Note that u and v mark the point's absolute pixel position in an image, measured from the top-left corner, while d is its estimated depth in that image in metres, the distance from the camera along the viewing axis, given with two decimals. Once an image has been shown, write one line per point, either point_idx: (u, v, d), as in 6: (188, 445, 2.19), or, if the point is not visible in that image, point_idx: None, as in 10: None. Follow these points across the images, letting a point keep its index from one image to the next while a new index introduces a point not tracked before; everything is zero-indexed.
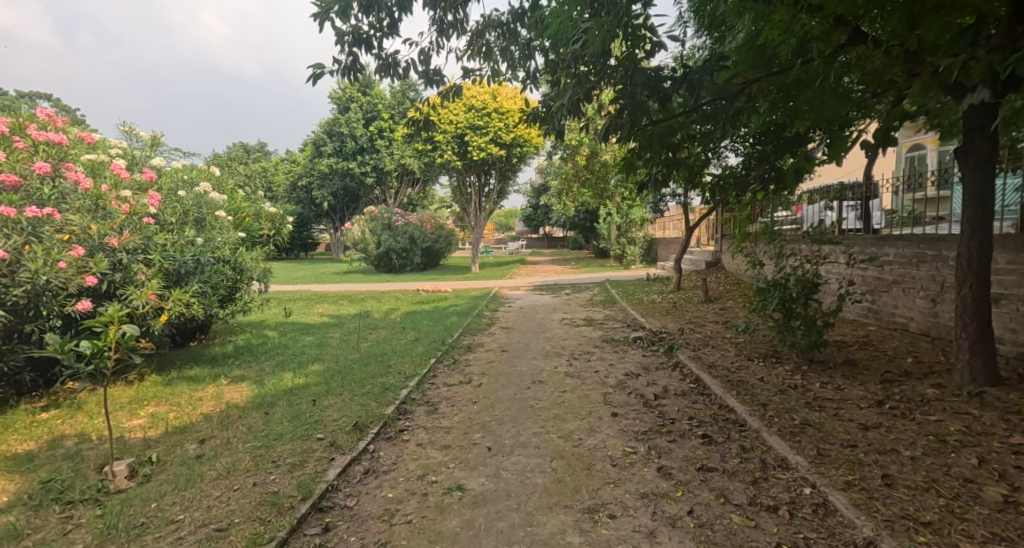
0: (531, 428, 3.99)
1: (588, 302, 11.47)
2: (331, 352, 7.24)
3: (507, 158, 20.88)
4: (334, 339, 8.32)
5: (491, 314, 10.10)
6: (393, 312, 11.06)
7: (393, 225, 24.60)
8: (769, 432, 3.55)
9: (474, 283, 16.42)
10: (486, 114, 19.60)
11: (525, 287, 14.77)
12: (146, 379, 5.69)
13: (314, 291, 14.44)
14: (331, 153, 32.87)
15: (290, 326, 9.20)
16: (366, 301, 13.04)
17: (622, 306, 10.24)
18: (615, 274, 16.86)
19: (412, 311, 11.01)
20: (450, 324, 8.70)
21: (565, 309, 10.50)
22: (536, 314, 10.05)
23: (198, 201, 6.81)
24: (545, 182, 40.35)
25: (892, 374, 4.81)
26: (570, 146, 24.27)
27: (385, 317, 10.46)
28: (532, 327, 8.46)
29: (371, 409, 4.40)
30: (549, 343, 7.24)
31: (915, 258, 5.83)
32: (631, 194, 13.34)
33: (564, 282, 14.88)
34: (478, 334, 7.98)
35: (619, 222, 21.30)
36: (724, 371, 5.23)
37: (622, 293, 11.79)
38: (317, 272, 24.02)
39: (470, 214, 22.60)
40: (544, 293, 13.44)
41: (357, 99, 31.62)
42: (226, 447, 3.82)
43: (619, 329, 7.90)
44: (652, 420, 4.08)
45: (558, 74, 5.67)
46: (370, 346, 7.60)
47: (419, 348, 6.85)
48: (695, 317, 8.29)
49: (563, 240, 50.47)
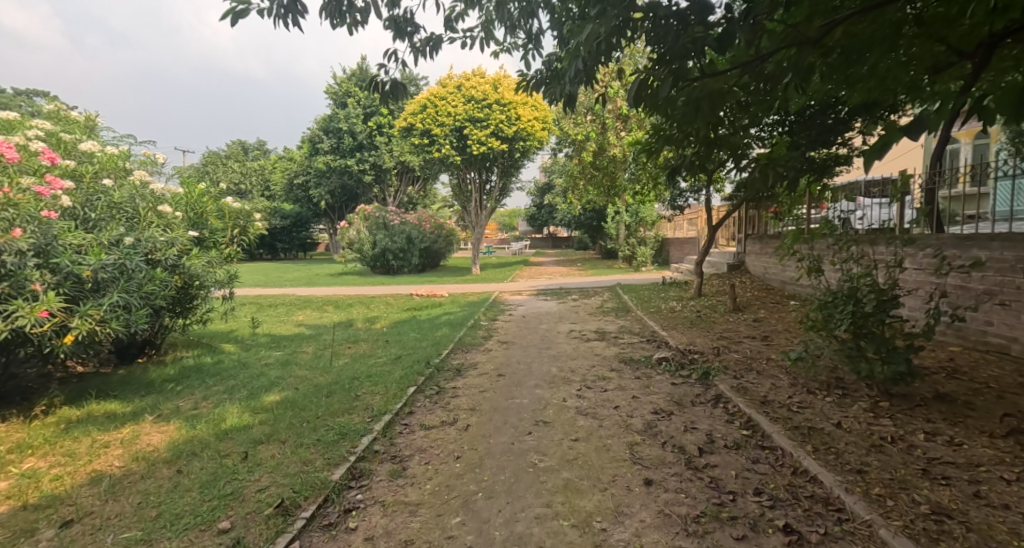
0: (533, 510, 2.84)
1: (597, 310, 10.31)
2: (296, 373, 6.10)
3: (509, 152, 19.70)
4: (306, 356, 7.19)
5: (489, 324, 8.95)
6: (380, 322, 9.94)
7: (390, 225, 23.55)
8: (893, 531, 2.38)
9: (474, 286, 15.26)
10: (486, 105, 18.55)
11: (527, 291, 13.57)
12: (49, 414, 4.54)
13: (299, 295, 13.32)
14: (328, 150, 31.79)
15: (259, 339, 8.09)
16: (353, 307, 11.89)
17: (637, 316, 9.07)
18: (626, 277, 15.72)
19: (401, 321, 9.85)
20: (440, 337, 7.55)
21: (573, 319, 9.33)
22: (540, 324, 8.90)
23: (134, 192, 5.71)
24: (550, 181, 39.29)
25: (1014, 419, 3.64)
26: (576, 141, 23.13)
27: (370, 327, 9.32)
28: (535, 342, 7.30)
29: (314, 471, 3.23)
30: (554, 364, 6.08)
31: (1019, 263, 4.64)
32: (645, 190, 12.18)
33: (571, 287, 13.68)
34: (471, 351, 6.82)
35: (628, 221, 20.17)
36: (783, 410, 4.04)
37: (636, 300, 10.59)
38: (310, 274, 22.92)
39: (470, 213, 21.45)
40: (549, 299, 12.25)
41: (354, 94, 30.68)
42: (91, 540, 2.65)
43: (636, 345, 6.73)
44: (704, 495, 2.90)
45: (566, 28, 4.49)
46: (345, 365, 6.46)
47: (399, 371, 5.69)
48: (726, 331, 7.10)
49: (568, 240, 49.34)
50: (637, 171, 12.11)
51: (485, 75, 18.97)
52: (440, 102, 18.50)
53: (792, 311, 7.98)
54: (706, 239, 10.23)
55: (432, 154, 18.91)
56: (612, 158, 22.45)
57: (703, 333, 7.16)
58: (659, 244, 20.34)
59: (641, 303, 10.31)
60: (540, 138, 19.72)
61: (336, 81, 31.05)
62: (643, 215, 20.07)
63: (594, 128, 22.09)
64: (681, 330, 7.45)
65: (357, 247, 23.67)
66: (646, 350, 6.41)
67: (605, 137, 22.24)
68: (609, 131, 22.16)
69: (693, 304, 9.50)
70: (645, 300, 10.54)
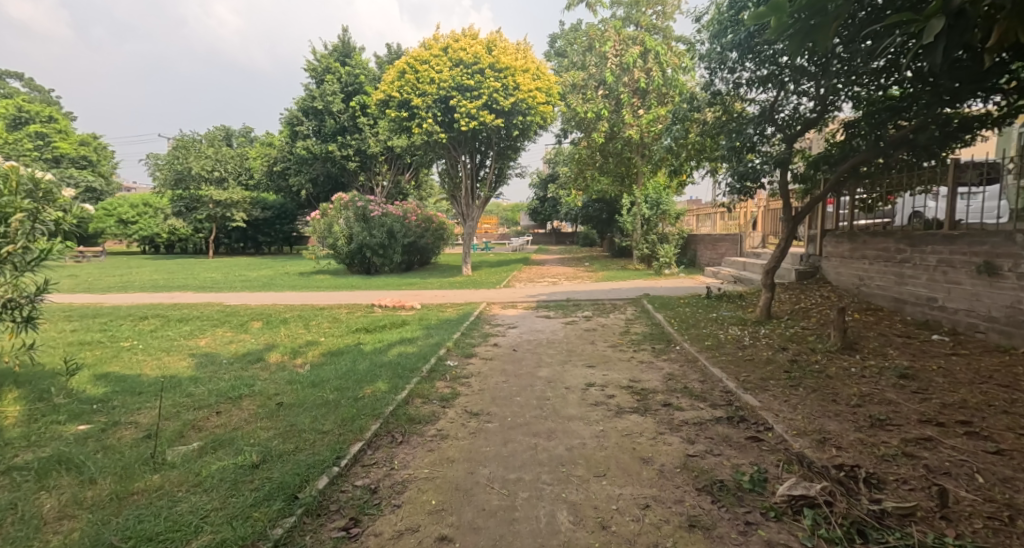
0: None
1: (620, 338, 7.22)
2: (36, 500, 3.03)
3: (506, 129, 16.66)
4: (129, 434, 4.14)
5: (458, 363, 5.88)
6: (305, 354, 6.85)
7: (369, 216, 20.45)
8: None
9: (457, 292, 12.17)
10: (478, 71, 15.41)
11: (524, 304, 10.43)
12: None
13: (223, 306, 10.20)
14: (308, 133, 28.86)
15: (83, 393, 5.00)
16: (286, 326, 8.81)
17: (687, 357, 5.97)
18: (649, 282, 12.66)
19: (338, 354, 6.77)
20: (366, 400, 4.47)
21: (590, 356, 6.22)
22: (539, 364, 5.84)
23: None
24: (553, 171, 36.61)
25: None
26: (585, 121, 20.20)
27: (283, 367, 6.24)
28: (528, 416, 4.21)
29: None
30: (564, 492, 2.99)
31: None
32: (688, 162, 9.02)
33: (580, 297, 10.53)
34: (407, 442, 3.73)
35: (647, 214, 17.41)
36: None
37: (677, 325, 7.49)
38: (274, 276, 19.78)
39: (460, 203, 18.38)
40: (552, 317, 9.10)
41: (334, 70, 28.16)
42: None
43: (720, 439, 3.63)
44: None
45: None
46: (157, 474, 3.39)
47: (219, 522, 2.62)
48: (877, 401, 3.97)
49: (572, 235, 46.60)
50: (678, 136, 8.94)
51: (477, 36, 15.84)
52: (421, 67, 15.42)
53: (953, 358, 4.85)
54: (781, 238, 7.10)
55: (412, 130, 15.87)
56: (626, 139, 19.52)
57: (828, 405, 4.01)
58: (683, 241, 17.32)
59: (686, 329, 7.23)
60: (545, 113, 16.65)
61: (315, 57, 28.41)
62: (664, 206, 17.17)
63: (605, 106, 19.14)
64: (782, 397, 4.30)
65: (330, 242, 20.48)
66: (741, 457, 3.29)
67: (619, 115, 19.40)
68: (623, 108, 19.30)
69: (770, 335, 6.41)
70: (690, 325, 7.44)
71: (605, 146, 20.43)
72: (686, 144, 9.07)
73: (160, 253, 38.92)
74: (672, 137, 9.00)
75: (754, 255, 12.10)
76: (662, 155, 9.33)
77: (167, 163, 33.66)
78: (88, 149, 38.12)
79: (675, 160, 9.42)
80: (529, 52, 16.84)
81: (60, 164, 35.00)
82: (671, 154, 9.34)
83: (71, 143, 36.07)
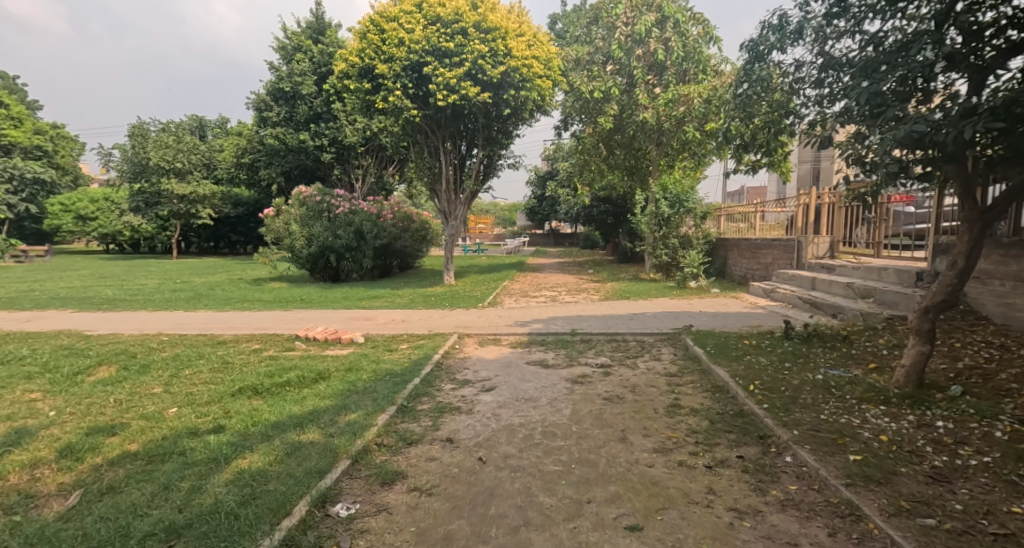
0: None
1: (669, 424, 4.20)
2: None
3: (494, 107, 13.58)
4: None
5: (355, 518, 2.83)
6: (99, 458, 3.72)
7: (333, 214, 17.50)
8: None
9: (423, 316, 9.11)
10: (458, 31, 12.31)
11: (510, 338, 7.42)
12: None
13: (77, 338, 7.06)
14: (278, 121, 25.77)
15: None
16: (140, 377, 5.72)
17: (828, 502, 2.88)
18: (677, 303, 9.64)
19: (157, 460, 3.68)
20: None
21: (625, 486, 3.19)
22: (525, 518, 2.83)
23: None
24: (552, 167, 33.77)
25: None
26: (590, 105, 17.19)
27: (16, 501, 3.13)
28: None
29: None
30: None
31: None
32: (770, 121, 5.69)
33: (589, 330, 7.53)
34: None
35: (666, 212, 14.45)
36: None
37: (760, 398, 4.42)
38: (218, 284, 16.61)
39: (440, 197, 15.37)
40: (550, 366, 6.09)
41: (306, 48, 25.22)
42: None
43: None
44: None
45: None
46: None
47: None
48: None
49: (572, 237, 43.89)
50: (754, 100, 5.69)
51: None
52: (388, 25, 12.31)
53: None
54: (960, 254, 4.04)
55: (377, 105, 12.88)
56: (639, 124, 16.42)
57: None
58: (707, 245, 14.39)
59: (781, 410, 4.13)
60: (544, 90, 13.57)
61: (285, 34, 25.40)
62: (686, 203, 14.25)
63: (616, 84, 16.20)
64: None
65: (286, 243, 17.31)
66: None
67: (630, 97, 16.48)
68: (637, 87, 16.33)
69: (969, 442, 3.33)
70: (784, 399, 4.35)
71: (614, 133, 17.46)
72: (765, 116, 5.70)
73: (122, 253, 35.66)
74: (742, 102, 5.73)
75: (819, 269, 9.13)
76: (722, 135, 5.95)
77: (125, 152, 30.42)
78: (44, 138, 34.65)
79: (746, 147, 5.97)
80: (525, 15, 13.71)
81: (10, 154, 31.58)
82: (734, 133, 5.95)
83: (25, 131, 32.71)
